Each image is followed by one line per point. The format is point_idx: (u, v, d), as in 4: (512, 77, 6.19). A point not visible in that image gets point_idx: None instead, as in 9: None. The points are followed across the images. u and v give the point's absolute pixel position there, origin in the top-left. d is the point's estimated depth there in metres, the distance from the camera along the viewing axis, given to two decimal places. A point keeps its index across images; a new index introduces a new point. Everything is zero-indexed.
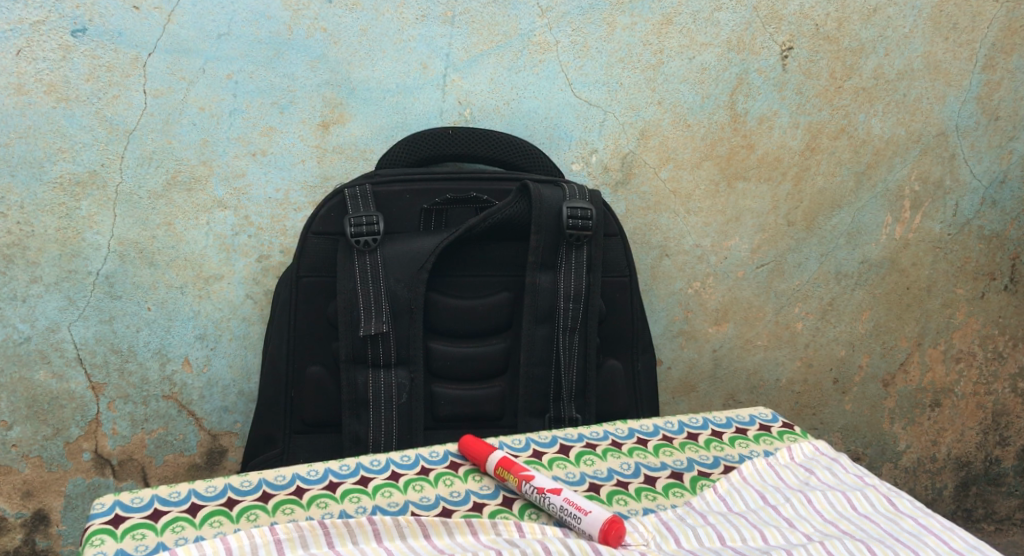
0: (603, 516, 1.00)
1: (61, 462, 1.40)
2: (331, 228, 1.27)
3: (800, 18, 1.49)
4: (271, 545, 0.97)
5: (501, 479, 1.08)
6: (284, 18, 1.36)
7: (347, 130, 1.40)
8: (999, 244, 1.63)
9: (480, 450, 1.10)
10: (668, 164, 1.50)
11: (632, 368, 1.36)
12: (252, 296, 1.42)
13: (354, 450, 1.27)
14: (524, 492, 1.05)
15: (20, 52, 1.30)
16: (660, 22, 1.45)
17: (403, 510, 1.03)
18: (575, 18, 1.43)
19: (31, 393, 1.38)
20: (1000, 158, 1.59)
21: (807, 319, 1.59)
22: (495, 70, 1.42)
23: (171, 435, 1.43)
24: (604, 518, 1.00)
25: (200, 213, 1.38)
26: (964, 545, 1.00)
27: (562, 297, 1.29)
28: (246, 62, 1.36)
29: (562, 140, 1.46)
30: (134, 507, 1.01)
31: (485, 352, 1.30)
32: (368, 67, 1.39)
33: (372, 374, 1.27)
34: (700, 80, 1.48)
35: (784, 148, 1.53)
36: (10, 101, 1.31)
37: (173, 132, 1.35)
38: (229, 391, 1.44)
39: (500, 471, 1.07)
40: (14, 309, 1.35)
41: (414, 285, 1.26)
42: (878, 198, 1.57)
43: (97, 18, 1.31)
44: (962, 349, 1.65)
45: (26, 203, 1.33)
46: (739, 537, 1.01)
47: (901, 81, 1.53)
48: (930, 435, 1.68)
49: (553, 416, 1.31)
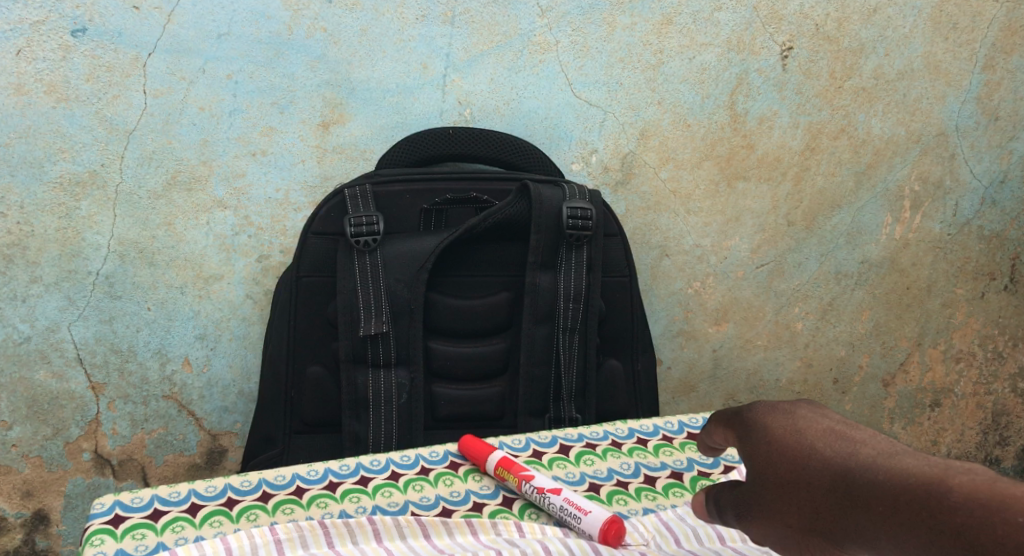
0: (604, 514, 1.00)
1: (61, 462, 1.40)
2: (331, 228, 1.27)
3: (800, 18, 1.49)
4: (271, 545, 0.96)
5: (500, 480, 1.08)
6: (284, 18, 1.36)
7: (347, 130, 1.40)
8: (999, 244, 1.63)
9: (480, 449, 1.10)
10: (668, 164, 1.50)
11: (632, 368, 1.36)
12: (252, 296, 1.42)
13: (354, 450, 1.27)
14: (524, 492, 1.05)
15: (20, 52, 1.30)
16: (660, 22, 1.45)
17: (403, 510, 1.03)
18: (575, 18, 1.43)
19: (31, 393, 1.38)
20: (1000, 158, 1.59)
21: (807, 319, 1.60)
22: (495, 70, 1.42)
23: (171, 435, 1.44)
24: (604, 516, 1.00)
25: (200, 213, 1.38)
26: None
27: (562, 297, 1.29)
28: (246, 62, 1.36)
29: (562, 140, 1.46)
30: (133, 507, 1.01)
31: (485, 352, 1.30)
32: (369, 67, 1.39)
33: (372, 374, 1.27)
34: (701, 80, 1.48)
35: (784, 148, 1.53)
36: (10, 101, 1.31)
37: (173, 132, 1.35)
38: (229, 391, 1.44)
39: (500, 471, 1.07)
40: (14, 309, 1.35)
41: (414, 285, 1.26)
42: (878, 199, 1.57)
43: (97, 18, 1.31)
44: (962, 349, 1.65)
45: (26, 203, 1.33)
46: (738, 537, 1.02)
47: (901, 81, 1.53)
48: (930, 434, 1.68)
49: (553, 416, 1.31)
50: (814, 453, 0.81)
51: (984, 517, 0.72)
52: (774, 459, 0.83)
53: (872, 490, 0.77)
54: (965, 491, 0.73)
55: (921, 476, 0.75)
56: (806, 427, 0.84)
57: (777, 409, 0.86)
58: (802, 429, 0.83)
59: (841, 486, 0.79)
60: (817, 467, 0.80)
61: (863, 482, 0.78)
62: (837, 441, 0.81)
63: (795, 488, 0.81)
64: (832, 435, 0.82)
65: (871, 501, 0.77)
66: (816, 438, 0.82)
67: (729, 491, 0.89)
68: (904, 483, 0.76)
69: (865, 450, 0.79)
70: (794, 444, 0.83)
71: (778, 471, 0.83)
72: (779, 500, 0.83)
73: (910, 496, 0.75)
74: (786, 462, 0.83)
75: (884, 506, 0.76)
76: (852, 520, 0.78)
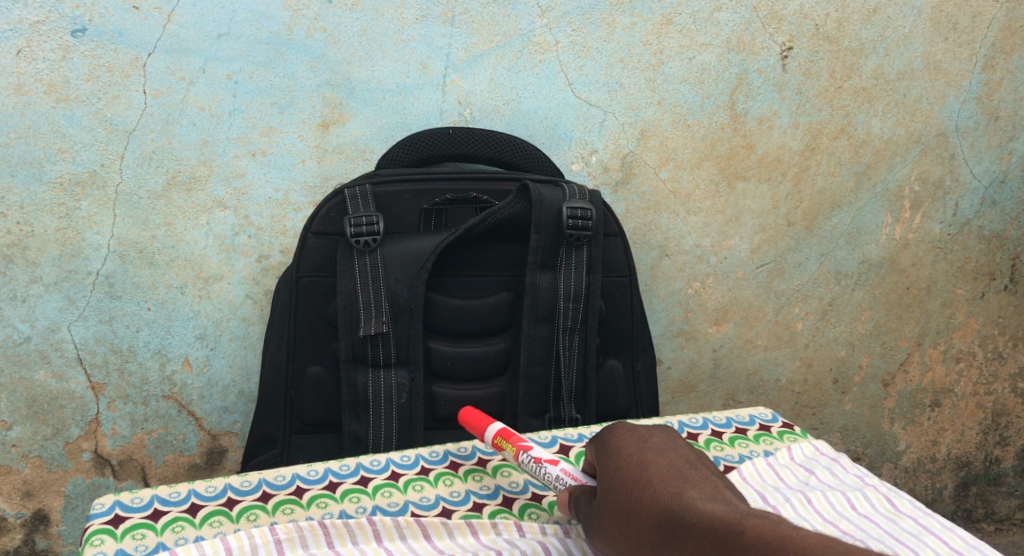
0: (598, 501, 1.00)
1: (61, 462, 1.41)
2: (331, 228, 1.27)
3: (800, 18, 1.49)
4: (271, 545, 0.97)
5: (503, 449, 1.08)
6: (284, 18, 1.36)
7: (347, 130, 1.40)
8: (999, 244, 1.63)
9: (481, 420, 1.10)
10: (668, 164, 1.50)
11: (632, 368, 1.36)
12: (252, 296, 1.42)
13: (354, 450, 1.27)
14: (522, 462, 1.04)
15: (20, 52, 1.30)
16: (660, 22, 1.45)
17: (403, 511, 1.03)
18: (575, 18, 1.43)
19: (31, 393, 1.38)
20: (1000, 158, 1.59)
21: (807, 319, 1.59)
22: (495, 70, 1.42)
23: (171, 435, 1.44)
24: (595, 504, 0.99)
25: (200, 213, 1.38)
26: (964, 545, 1.00)
27: (562, 297, 1.29)
28: (246, 62, 1.36)
29: (562, 140, 1.46)
30: (133, 507, 1.01)
31: (485, 352, 1.30)
32: (368, 67, 1.39)
33: (372, 374, 1.27)
34: (700, 80, 1.48)
35: (784, 148, 1.53)
36: (10, 101, 1.31)
37: (172, 132, 1.35)
38: (229, 391, 1.44)
39: (500, 440, 1.07)
40: (14, 309, 1.36)
41: (414, 285, 1.26)
42: (877, 199, 1.57)
43: (97, 18, 1.31)
44: (962, 349, 1.65)
45: (26, 203, 1.33)
46: None
47: (901, 81, 1.53)
48: (930, 435, 1.68)
49: (553, 416, 1.31)
50: (644, 488, 0.90)
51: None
52: (606, 483, 0.93)
53: (697, 534, 0.85)
54: (757, 535, 0.83)
55: (730, 521, 0.84)
56: (647, 468, 0.91)
57: (626, 435, 0.95)
58: (636, 460, 0.93)
59: (651, 519, 0.88)
60: (647, 502, 0.89)
61: (669, 519, 0.87)
62: (665, 483, 0.90)
63: (621, 517, 0.90)
64: (661, 469, 0.91)
65: (675, 533, 0.86)
66: (643, 467, 0.91)
67: (577, 500, 0.97)
68: (722, 531, 0.84)
69: (674, 487, 0.89)
70: (634, 474, 0.91)
71: (613, 501, 0.91)
72: (610, 529, 0.91)
73: (713, 538, 0.84)
74: (624, 494, 0.91)
75: (700, 545, 0.85)
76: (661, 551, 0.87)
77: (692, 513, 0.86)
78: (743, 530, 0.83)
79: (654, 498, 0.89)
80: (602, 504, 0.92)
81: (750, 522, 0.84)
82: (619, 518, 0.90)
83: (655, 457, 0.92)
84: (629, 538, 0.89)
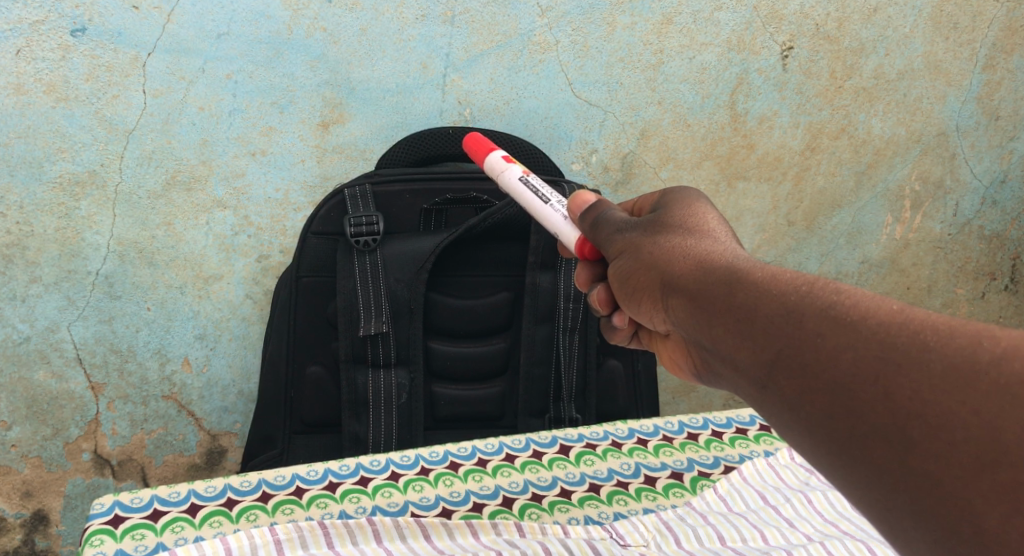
0: (576, 231, 0.99)
1: (61, 462, 1.43)
2: (331, 228, 1.26)
3: (800, 18, 1.47)
4: (271, 545, 0.96)
5: (500, 171, 1.05)
6: (284, 18, 1.33)
7: (347, 130, 1.39)
8: (999, 244, 1.67)
9: (487, 146, 1.09)
10: (668, 164, 1.50)
11: (631, 368, 1.36)
12: (252, 296, 1.43)
13: (354, 450, 1.27)
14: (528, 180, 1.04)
15: (19, 52, 1.27)
16: (660, 22, 1.43)
17: (403, 511, 1.04)
18: (575, 18, 1.40)
19: (31, 393, 1.39)
20: (1001, 158, 1.61)
21: None
22: (495, 69, 1.41)
23: (171, 435, 1.47)
24: (580, 229, 0.99)
25: (200, 213, 1.38)
26: None
27: (561, 297, 1.29)
28: (246, 62, 1.33)
29: (562, 141, 1.46)
30: (133, 507, 1.01)
31: (485, 352, 1.30)
32: (368, 67, 1.37)
33: (372, 374, 1.26)
34: (701, 80, 1.47)
35: (784, 148, 1.53)
36: (10, 101, 1.29)
37: (172, 132, 1.34)
38: (229, 392, 1.46)
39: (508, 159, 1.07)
40: (14, 309, 1.36)
41: (414, 285, 1.26)
42: (878, 198, 1.59)
43: (97, 18, 1.28)
44: None
45: (25, 203, 1.32)
46: (739, 537, 1.02)
47: (901, 81, 1.53)
48: None
49: (553, 416, 1.32)
50: (712, 237, 0.88)
51: (879, 335, 0.73)
52: (673, 213, 0.91)
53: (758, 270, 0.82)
54: (838, 288, 0.77)
55: (818, 279, 0.78)
56: (717, 228, 0.89)
57: (706, 198, 0.93)
58: (708, 218, 0.90)
59: (713, 255, 0.85)
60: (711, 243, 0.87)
61: (735, 261, 0.84)
62: (734, 244, 0.87)
63: (675, 247, 0.88)
64: (734, 238, 0.89)
65: (737, 272, 0.82)
66: (716, 226, 0.89)
67: (610, 213, 0.95)
68: (804, 283, 0.79)
69: (744, 249, 0.87)
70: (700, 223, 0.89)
71: (671, 233, 0.89)
72: (660, 250, 0.88)
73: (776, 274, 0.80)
74: (680, 232, 0.89)
75: (759, 281, 0.81)
76: (711, 283, 0.83)
77: (764, 261, 0.83)
78: (832, 288, 0.77)
79: (722, 246, 0.86)
80: (657, 232, 0.90)
81: (848, 286, 0.77)
82: (675, 247, 0.88)
83: (726, 228, 0.90)
84: (680, 264, 0.86)
